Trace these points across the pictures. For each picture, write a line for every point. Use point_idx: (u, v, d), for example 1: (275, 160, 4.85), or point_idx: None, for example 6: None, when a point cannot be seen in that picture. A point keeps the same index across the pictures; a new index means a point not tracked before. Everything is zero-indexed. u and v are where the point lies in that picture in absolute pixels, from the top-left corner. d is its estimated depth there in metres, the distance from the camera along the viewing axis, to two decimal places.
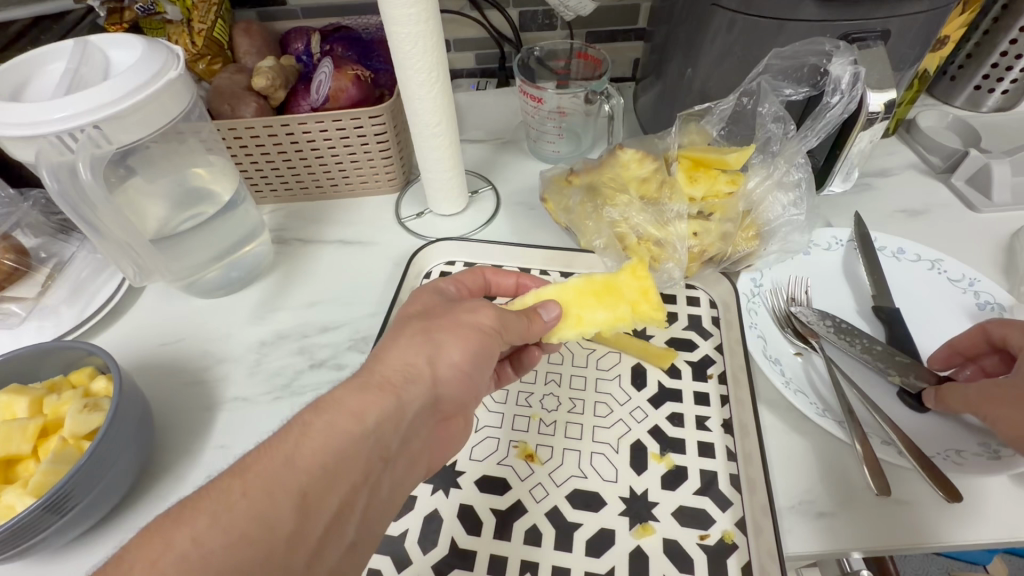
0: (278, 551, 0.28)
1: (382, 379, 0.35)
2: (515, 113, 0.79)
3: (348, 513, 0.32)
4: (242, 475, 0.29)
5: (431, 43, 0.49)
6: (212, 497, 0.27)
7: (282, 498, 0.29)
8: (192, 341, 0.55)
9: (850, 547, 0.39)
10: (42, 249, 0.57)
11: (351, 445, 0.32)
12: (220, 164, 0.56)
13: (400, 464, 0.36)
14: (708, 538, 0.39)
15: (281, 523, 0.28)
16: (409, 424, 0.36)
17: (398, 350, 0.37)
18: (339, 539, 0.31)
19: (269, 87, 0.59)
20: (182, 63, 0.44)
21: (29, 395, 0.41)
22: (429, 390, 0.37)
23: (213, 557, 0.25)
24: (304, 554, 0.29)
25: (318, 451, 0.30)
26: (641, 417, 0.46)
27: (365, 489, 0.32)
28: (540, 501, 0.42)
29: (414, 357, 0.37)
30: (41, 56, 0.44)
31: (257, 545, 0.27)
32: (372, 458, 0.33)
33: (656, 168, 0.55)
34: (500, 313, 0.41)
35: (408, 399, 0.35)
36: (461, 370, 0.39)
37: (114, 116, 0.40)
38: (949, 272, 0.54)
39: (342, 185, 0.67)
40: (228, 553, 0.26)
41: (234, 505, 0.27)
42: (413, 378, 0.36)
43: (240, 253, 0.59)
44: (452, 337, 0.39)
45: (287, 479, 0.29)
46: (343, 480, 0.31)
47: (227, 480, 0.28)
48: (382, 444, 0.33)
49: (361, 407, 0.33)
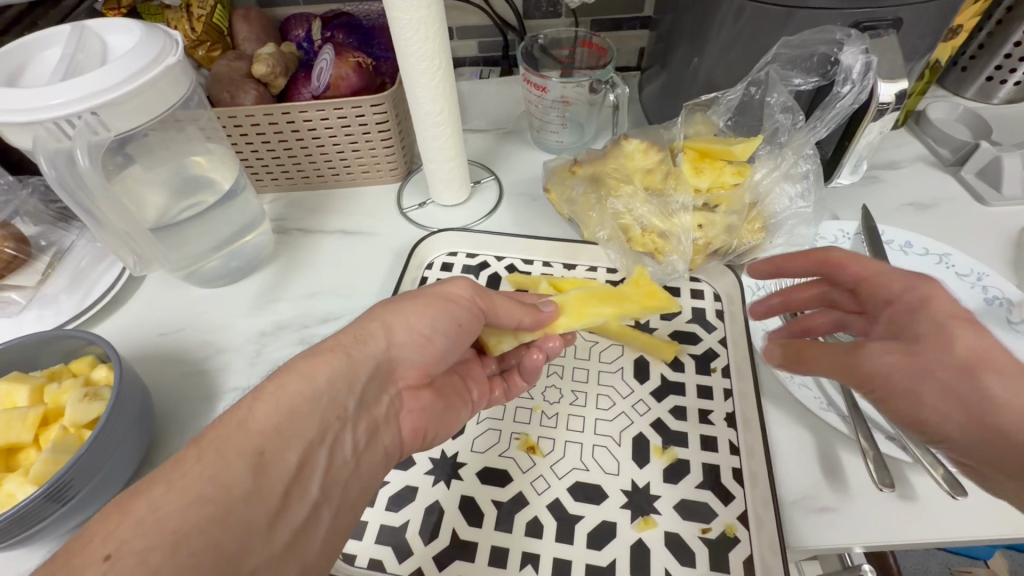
0: (239, 505, 0.27)
1: (334, 345, 0.36)
2: (518, 102, 0.78)
3: (312, 472, 0.31)
4: (197, 443, 0.28)
5: (433, 29, 0.48)
6: (165, 466, 0.27)
7: (238, 455, 0.28)
8: (192, 331, 0.55)
9: (852, 542, 0.39)
10: (41, 237, 0.57)
11: (303, 402, 0.32)
12: (219, 152, 0.55)
13: (363, 428, 0.36)
14: (710, 531, 0.39)
15: (240, 476, 0.28)
16: (365, 387, 0.36)
17: (360, 326, 0.39)
18: (303, 498, 0.30)
19: (269, 74, 0.58)
20: (180, 48, 0.44)
21: (29, 383, 0.41)
22: (384, 354, 0.38)
23: (170, 515, 0.24)
24: (269, 509, 0.28)
25: (270, 410, 0.31)
26: (643, 410, 0.46)
27: (324, 446, 0.32)
28: (542, 493, 0.42)
29: (367, 326, 0.38)
30: (39, 41, 0.43)
31: (217, 499, 0.26)
32: (329, 415, 0.33)
33: (661, 159, 0.54)
34: (472, 287, 0.42)
35: (360, 357, 0.36)
36: (423, 339, 0.40)
37: (111, 102, 0.39)
38: (958, 266, 0.54)
39: (344, 174, 0.66)
40: (185, 510, 0.25)
41: (191, 467, 0.27)
42: (364, 341, 0.37)
43: (240, 242, 0.58)
44: (408, 307, 0.40)
45: (243, 437, 0.29)
46: (299, 437, 0.31)
47: (182, 450, 0.28)
48: (337, 403, 0.34)
49: (311, 369, 0.34)
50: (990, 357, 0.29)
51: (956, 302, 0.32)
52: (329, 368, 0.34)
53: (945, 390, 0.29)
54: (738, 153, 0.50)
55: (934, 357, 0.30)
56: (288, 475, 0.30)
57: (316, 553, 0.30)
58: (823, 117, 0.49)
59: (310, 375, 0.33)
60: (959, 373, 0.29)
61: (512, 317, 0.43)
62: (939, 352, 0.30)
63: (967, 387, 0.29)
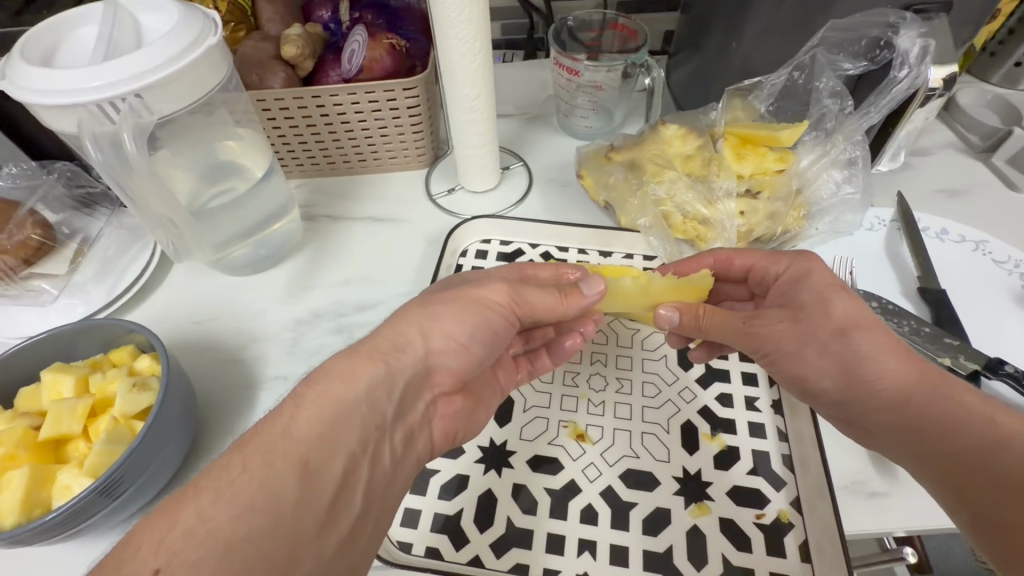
0: (285, 516, 0.26)
1: (372, 348, 0.35)
2: (542, 87, 0.76)
3: (353, 481, 0.30)
4: (242, 450, 0.28)
5: (476, 10, 0.47)
6: (212, 473, 0.27)
7: (282, 465, 0.28)
8: (225, 319, 0.54)
9: (905, 526, 0.39)
10: (65, 224, 0.55)
11: (346, 411, 0.31)
12: (250, 137, 0.54)
13: (401, 434, 0.35)
14: (764, 517, 0.40)
15: (285, 486, 0.27)
16: (402, 393, 0.35)
17: (397, 326, 0.38)
18: (347, 508, 0.30)
19: (298, 55, 0.56)
20: (219, 28, 0.42)
21: (73, 373, 0.40)
22: (422, 361, 0.37)
23: (222, 526, 0.25)
24: (315, 519, 0.28)
25: (313, 419, 0.30)
26: (690, 398, 0.46)
27: (365, 455, 0.32)
28: (594, 480, 0.42)
29: (406, 329, 0.37)
30: (72, 19, 0.41)
31: (263, 509, 0.26)
32: (370, 424, 0.32)
33: (701, 145, 0.53)
34: (511, 288, 0.41)
35: (399, 364, 0.35)
36: (458, 342, 0.39)
37: (156, 84, 0.38)
38: (994, 253, 0.54)
39: (370, 160, 0.65)
40: (236, 521, 0.25)
41: (238, 477, 0.27)
42: (402, 348, 0.36)
43: (269, 229, 0.57)
44: (448, 309, 0.39)
45: (287, 445, 0.29)
46: (343, 447, 0.30)
47: (228, 457, 0.28)
48: (378, 410, 0.33)
49: (352, 374, 0.33)
50: (853, 320, 0.38)
51: (824, 275, 0.41)
52: (368, 376, 0.33)
53: (819, 349, 0.38)
54: (782, 139, 0.50)
55: (813, 322, 0.39)
56: (332, 485, 0.29)
57: (357, 562, 0.30)
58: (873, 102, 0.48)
59: (350, 382, 0.33)
60: (829, 332, 0.38)
61: (552, 312, 0.42)
62: (813, 318, 0.39)
63: (834, 345, 0.38)
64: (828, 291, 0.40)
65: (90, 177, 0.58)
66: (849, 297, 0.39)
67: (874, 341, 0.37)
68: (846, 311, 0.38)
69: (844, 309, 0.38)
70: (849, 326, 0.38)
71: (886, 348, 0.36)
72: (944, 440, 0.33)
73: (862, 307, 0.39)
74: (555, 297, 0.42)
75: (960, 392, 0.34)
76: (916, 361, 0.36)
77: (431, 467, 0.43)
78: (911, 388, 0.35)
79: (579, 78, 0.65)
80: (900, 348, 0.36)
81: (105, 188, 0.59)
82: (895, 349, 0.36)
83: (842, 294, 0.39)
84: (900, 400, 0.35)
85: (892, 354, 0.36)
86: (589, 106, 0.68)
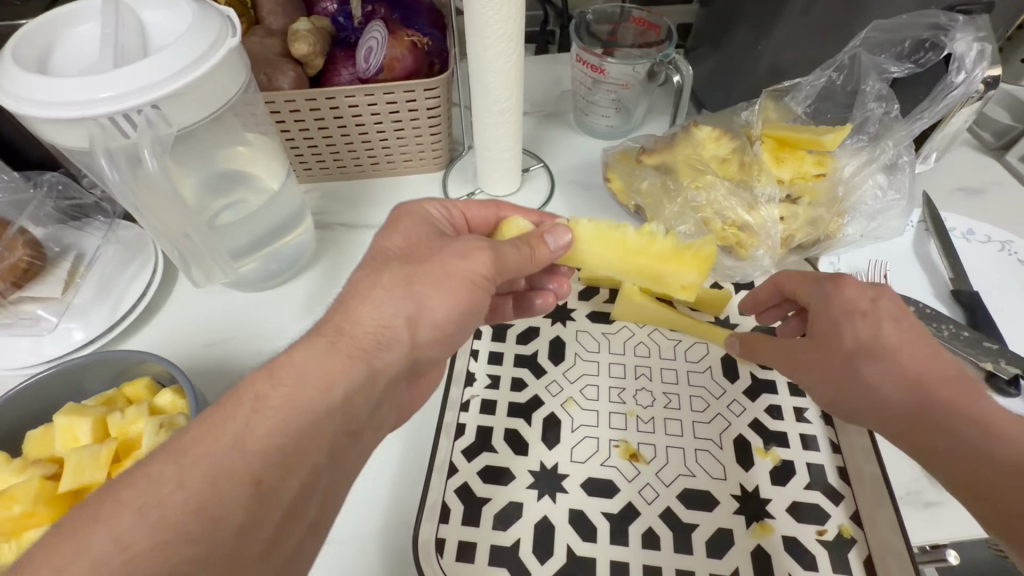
0: (222, 544, 0.24)
1: (351, 344, 0.30)
2: (556, 82, 0.73)
3: (312, 494, 0.28)
4: (178, 456, 0.25)
5: (514, 9, 0.44)
6: (140, 482, 0.24)
7: (230, 482, 0.25)
8: (242, 341, 0.50)
9: (964, 536, 0.39)
10: (55, 241, 0.50)
11: (313, 421, 0.28)
12: (261, 144, 0.50)
13: (369, 434, 0.32)
14: (826, 533, 0.39)
15: (236, 507, 0.24)
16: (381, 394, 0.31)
17: (372, 303, 0.32)
18: (300, 523, 0.27)
19: (310, 53, 0.52)
20: (237, 28, 0.38)
21: (91, 416, 0.36)
22: (406, 355, 0.33)
23: (142, 557, 0.22)
24: (261, 540, 0.25)
25: (270, 430, 0.26)
26: (739, 411, 0.45)
27: (326, 469, 0.28)
28: (652, 502, 0.41)
29: (393, 315, 0.32)
30: (68, 17, 0.37)
31: (202, 535, 0.23)
32: (337, 434, 0.29)
33: (737, 148, 0.52)
34: (496, 258, 0.36)
35: (381, 366, 0.31)
36: (442, 325, 0.34)
37: (175, 94, 0.34)
38: (1020, 253, 0.55)
39: (384, 163, 0.62)
40: (160, 552, 0.22)
41: (183, 485, 0.24)
42: (387, 342, 0.32)
43: (283, 242, 0.53)
44: (440, 291, 0.34)
45: (238, 458, 0.25)
46: (304, 461, 0.27)
47: (162, 461, 0.25)
48: (349, 417, 0.29)
49: (326, 378, 0.28)
50: (876, 343, 0.35)
51: (858, 286, 0.38)
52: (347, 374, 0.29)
53: (835, 377, 0.36)
54: (824, 143, 0.49)
55: (827, 352, 0.37)
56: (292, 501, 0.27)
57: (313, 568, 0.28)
58: (918, 111, 0.48)
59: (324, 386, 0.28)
60: (841, 359, 0.36)
61: (521, 269, 0.38)
62: (825, 347, 0.37)
63: (849, 372, 0.35)
64: (847, 317, 0.37)
65: (80, 188, 0.53)
66: (872, 319, 0.36)
67: (897, 366, 0.34)
68: (871, 333, 0.35)
69: (868, 333, 0.35)
70: (871, 351, 0.35)
71: (917, 372, 0.33)
72: (973, 472, 0.30)
73: (891, 324, 0.35)
74: (523, 256, 0.38)
75: (1005, 419, 0.30)
76: (953, 381, 0.33)
77: (482, 495, 0.41)
78: (932, 415, 0.32)
79: (605, 77, 0.62)
80: (931, 371, 0.33)
81: (97, 199, 0.54)
82: (926, 372, 0.33)
83: (872, 315, 0.36)
84: (925, 428, 0.32)
85: (920, 379, 0.33)
86: (610, 103, 0.65)
